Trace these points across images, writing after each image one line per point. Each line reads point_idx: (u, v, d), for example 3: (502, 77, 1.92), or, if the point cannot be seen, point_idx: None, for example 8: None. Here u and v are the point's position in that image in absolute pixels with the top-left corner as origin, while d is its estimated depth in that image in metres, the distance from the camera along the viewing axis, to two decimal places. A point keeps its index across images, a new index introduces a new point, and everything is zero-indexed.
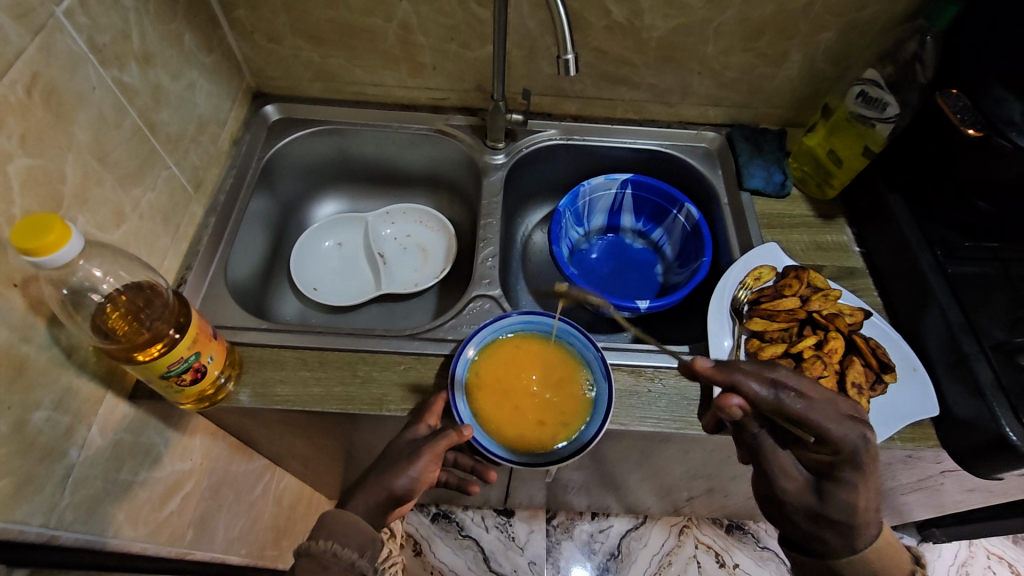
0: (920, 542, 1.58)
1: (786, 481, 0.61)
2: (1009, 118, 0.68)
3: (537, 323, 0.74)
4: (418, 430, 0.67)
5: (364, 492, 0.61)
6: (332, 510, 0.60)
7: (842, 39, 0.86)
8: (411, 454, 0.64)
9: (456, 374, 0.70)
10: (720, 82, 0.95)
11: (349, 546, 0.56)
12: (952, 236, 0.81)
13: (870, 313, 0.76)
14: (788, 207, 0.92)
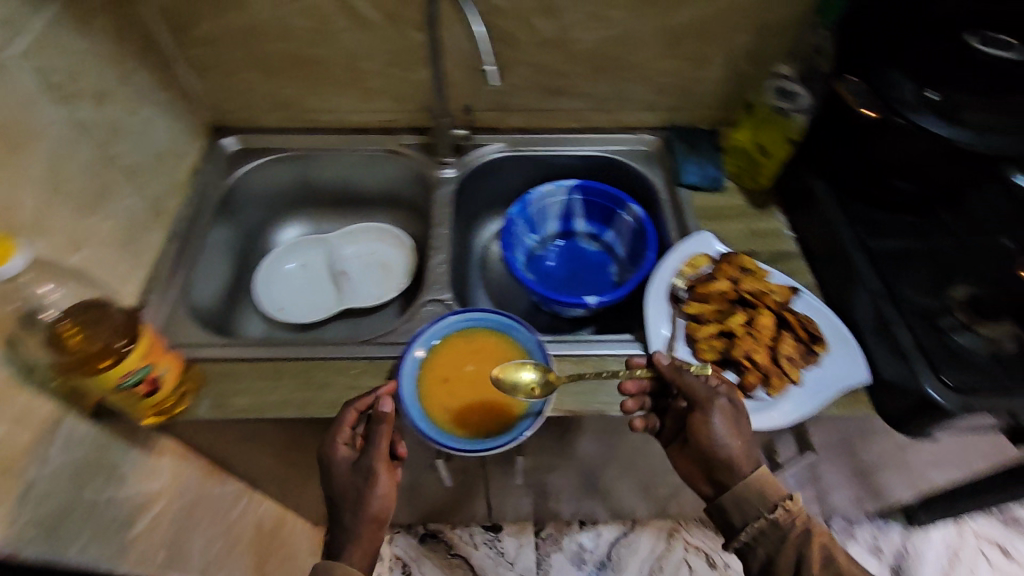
0: (907, 530, 1.60)
1: (716, 396, 0.68)
2: (902, 97, 0.75)
3: (516, 329, 0.77)
4: (339, 453, 0.68)
5: (349, 538, 0.65)
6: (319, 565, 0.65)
7: (757, 40, 0.93)
8: (362, 479, 0.66)
9: (422, 339, 0.75)
10: (652, 87, 1.01)
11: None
12: (871, 214, 0.87)
13: (796, 289, 0.81)
14: (723, 199, 0.98)
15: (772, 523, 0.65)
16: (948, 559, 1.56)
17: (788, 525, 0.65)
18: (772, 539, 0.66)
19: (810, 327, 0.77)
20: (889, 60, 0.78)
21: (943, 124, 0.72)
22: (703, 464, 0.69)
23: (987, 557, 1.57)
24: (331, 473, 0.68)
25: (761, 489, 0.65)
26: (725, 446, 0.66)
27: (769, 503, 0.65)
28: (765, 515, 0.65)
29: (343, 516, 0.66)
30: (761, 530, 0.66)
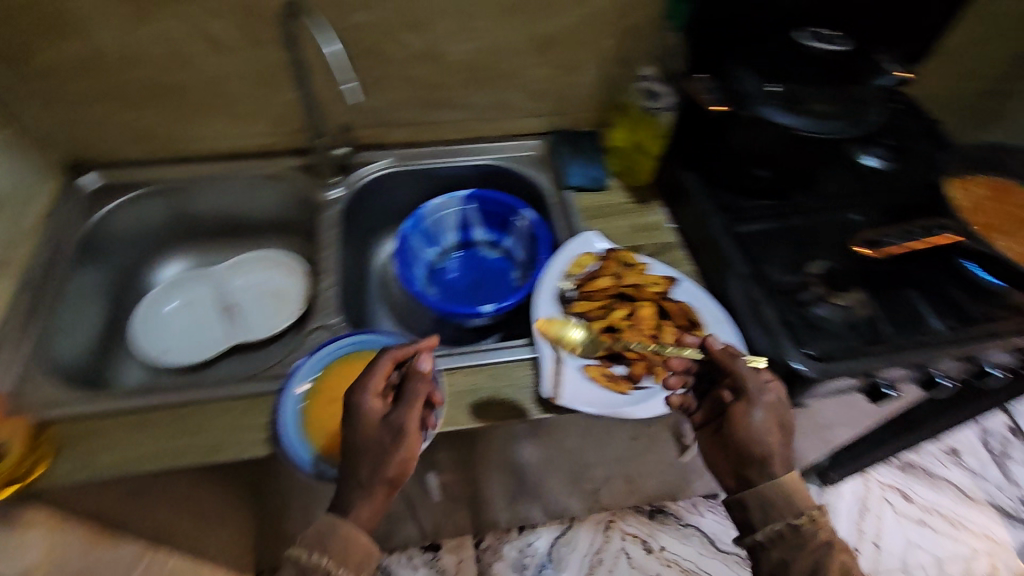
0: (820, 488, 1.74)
1: (766, 390, 0.66)
2: (743, 91, 0.80)
3: (406, 349, 0.77)
4: (370, 405, 0.63)
5: (359, 498, 0.60)
6: (321, 519, 0.60)
7: (622, 44, 0.97)
8: (392, 436, 0.61)
9: (309, 365, 0.74)
10: (529, 94, 1.03)
11: (345, 564, 0.59)
12: (737, 200, 0.92)
13: (674, 279, 0.85)
14: (607, 197, 1.02)
15: (793, 528, 0.63)
16: (859, 510, 1.69)
17: (811, 534, 0.63)
18: (790, 546, 0.63)
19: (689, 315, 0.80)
20: (733, 59, 0.84)
21: (794, 115, 0.77)
22: (730, 457, 0.67)
23: (892, 503, 1.71)
24: (360, 420, 0.62)
25: (796, 492, 0.63)
26: (764, 444, 0.64)
27: (796, 509, 0.63)
28: (791, 519, 0.63)
29: (355, 469, 0.60)
30: (780, 534, 0.63)
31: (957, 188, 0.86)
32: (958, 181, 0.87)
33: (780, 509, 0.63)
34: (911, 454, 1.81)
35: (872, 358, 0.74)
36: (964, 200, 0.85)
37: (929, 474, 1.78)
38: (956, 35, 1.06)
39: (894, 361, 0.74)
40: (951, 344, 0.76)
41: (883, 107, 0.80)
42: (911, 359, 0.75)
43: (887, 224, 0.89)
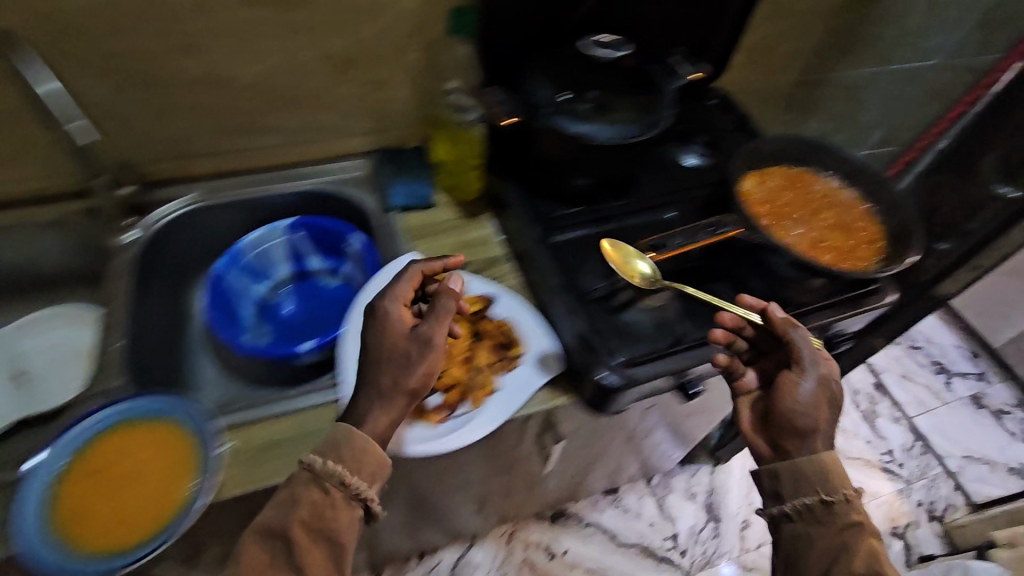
0: (714, 468, 1.89)
1: (818, 364, 0.68)
2: (536, 102, 0.80)
3: (179, 412, 0.71)
4: (416, 319, 0.68)
5: (377, 407, 0.64)
6: (340, 428, 0.63)
7: (429, 57, 0.93)
8: (417, 347, 0.65)
9: (64, 443, 0.67)
10: (343, 113, 0.97)
11: (358, 473, 0.61)
12: (557, 209, 0.91)
13: (492, 298, 0.84)
14: (433, 215, 0.99)
15: (826, 504, 0.65)
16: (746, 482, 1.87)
17: (838, 513, 0.64)
18: (815, 521, 0.65)
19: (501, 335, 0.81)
20: (531, 71, 0.84)
21: (604, 122, 0.80)
22: (771, 427, 0.71)
23: None
24: (389, 328, 0.67)
25: (837, 471, 0.65)
26: (807, 415, 0.67)
27: (834, 487, 0.64)
28: (821, 494, 0.65)
29: (378, 376, 0.64)
30: (808, 508, 0.65)
31: (752, 183, 0.89)
32: (753, 176, 0.90)
33: (796, 483, 0.66)
34: None
35: (680, 357, 0.77)
36: (758, 194, 0.88)
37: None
38: (753, 31, 1.11)
39: (700, 359, 0.77)
40: None
41: (672, 107, 0.85)
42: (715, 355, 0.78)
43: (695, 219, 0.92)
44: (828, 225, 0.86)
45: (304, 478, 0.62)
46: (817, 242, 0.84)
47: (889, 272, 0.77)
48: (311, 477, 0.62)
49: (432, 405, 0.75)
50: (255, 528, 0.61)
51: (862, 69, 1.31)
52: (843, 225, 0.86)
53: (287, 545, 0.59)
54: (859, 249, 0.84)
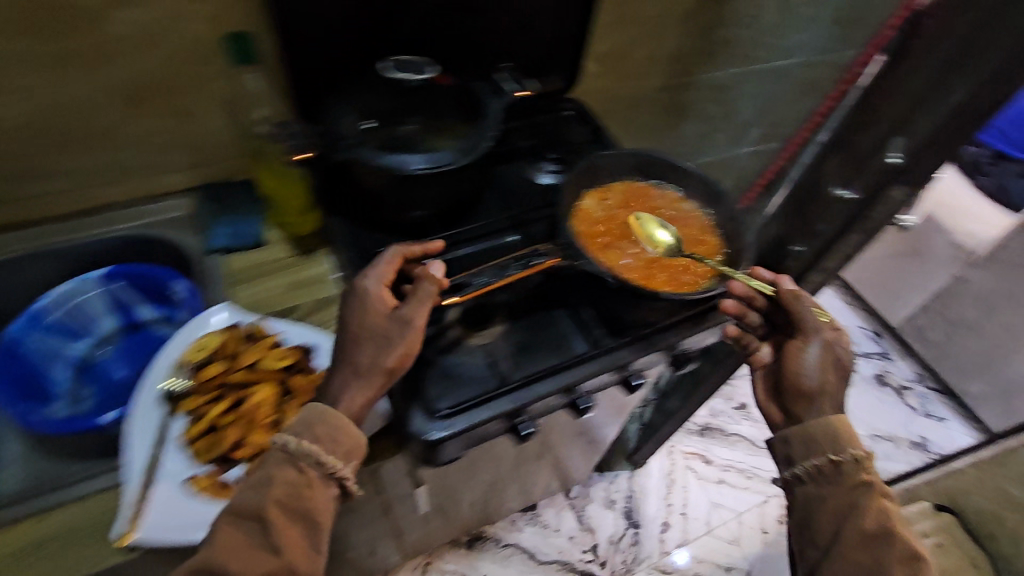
0: (633, 473, 1.87)
1: (822, 332, 0.77)
2: (336, 131, 0.76)
3: None
4: (383, 299, 0.68)
5: (354, 386, 0.64)
6: (316, 409, 0.64)
7: (235, 83, 0.84)
8: (399, 326, 0.66)
9: None
10: (148, 150, 0.87)
11: (332, 453, 0.63)
12: (389, 240, 0.85)
13: (311, 347, 0.77)
14: (265, 255, 0.90)
15: (830, 467, 0.73)
16: (666, 483, 1.87)
17: (847, 473, 0.72)
18: (827, 480, 0.73)
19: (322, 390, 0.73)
20: (340, 100, 0.79)
21: (415, 154, 0.76)
22: (782, 394, 0.79)
23: (694, 469, 1.91)
24: (367, 308, 0.67)
25: (832, 437, 0.73)
26: (812, 379, 0.76)
27: (839, 450, 0.72)
28: (829, 456, 0.73)
29: (355, 356, 0.65)
30: (817, 469, 0.73)
31: (592, 201, 0.86)
32: (593, 193, 0.87)
33: (802, 456, 0.75)
34: (707, 418, 2.03)
35: (500, 399, 0.72)
36: (596, 212, 0.85)
37: (725, 433, 2.00)
38: (601, 38, 1.07)
39: (524, 400, 0.72)
40: (581, 365, 0.77)
41: (498, 126, 0.79)
42: (540, 392, 0.73)
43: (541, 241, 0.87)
44: (668, 242, 0.83)
45: (281, 459, 0.63)
46: (653, 262, 0.81)
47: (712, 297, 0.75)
48: (287, 458, 0.63)
49: (233, 479, 0.67)
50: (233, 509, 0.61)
51: (725, 70, 1.30)
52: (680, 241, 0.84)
53: (265, 524, 0.60)
54: (693, 267, 0.82)
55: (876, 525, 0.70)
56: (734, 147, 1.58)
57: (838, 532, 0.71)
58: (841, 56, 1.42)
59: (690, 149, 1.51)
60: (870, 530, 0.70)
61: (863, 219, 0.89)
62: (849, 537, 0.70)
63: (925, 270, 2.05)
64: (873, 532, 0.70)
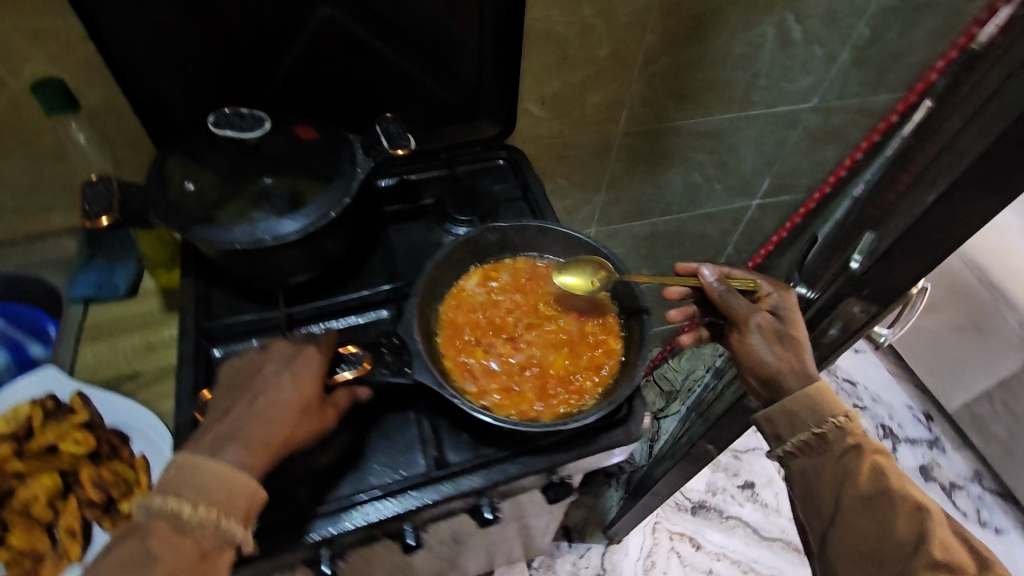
0: (606, 548, 1.62)
1: (755, 312, 0.68)
2: (163, 188, 0.65)
3: None
4: (289, 383, 0.58)
5: (210, 454, 0.54)
6: (206, 468, 0.52)
7: (98, 128, 0.75)
8: (282, 432, 0.56)
9: None
10: (19, 191, 0.80)
11: (232, 516, 0.52)
12: (242, 306, 0.75)
13: (124, 435, 0.69)
14: (129, 306, 0.82)
15: (817, 438, 0.64)
16: (644, 567, 1.61)
17: (836, 440, 0.63)
18: (816, 452, 0.64)
19: (112, 486, 0.66)
20: (186, 150, 0.68)
21: (242, 220, 0.65)
22: (750, 382, 0.70)
23: (681, 554, 1.64)
24: (273, 396, 0.57)
25: (813, 407, 0.64)
26: (769, 361, 0.66)
27: (819, 418, 0.63)
28: (813, 428, 0.63)
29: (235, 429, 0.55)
30: (806, 442, 0.64)
31: (474, 282, 0.74)
32: (479, 272, 0.75)
33: (789, 433, 0.65)
34: (703, 494, 1.74)
35: (325, 520, 0.61)
36: (475, 296, 0.73)
37: (722, 516, 1.71)
38: (542, 80, 0.92)
39: (324, 531, 0.61)
40: (412, 490, 0.64)
41: (357, 185, 0.69)
42: (349, 523, 0.61)
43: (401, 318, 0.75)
44: (551, 342, 0.71)
45: (166, 530, 0.50)
46: (525, 368, 0.69)
47: (579, 424, 0.61)
48: (176, 529, 0.51)
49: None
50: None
51: (715, 115, 1.11)
52: (570, 343, 0.71)
53: None
54: (580, 360, 0.69)
55: (875, 488, 0.60)
56: (736, 199, 1.36)
57: (838, 502, 0.62)
58: (868, 102, 1.19)
59: (682, 200, 1.31)
60: (872, 495, 0.60)
61: (818, 331, 0.71)
62: (849, 506, 0.61)
63: (989, 352, 1.64)
64: (875, 496, 0.60)
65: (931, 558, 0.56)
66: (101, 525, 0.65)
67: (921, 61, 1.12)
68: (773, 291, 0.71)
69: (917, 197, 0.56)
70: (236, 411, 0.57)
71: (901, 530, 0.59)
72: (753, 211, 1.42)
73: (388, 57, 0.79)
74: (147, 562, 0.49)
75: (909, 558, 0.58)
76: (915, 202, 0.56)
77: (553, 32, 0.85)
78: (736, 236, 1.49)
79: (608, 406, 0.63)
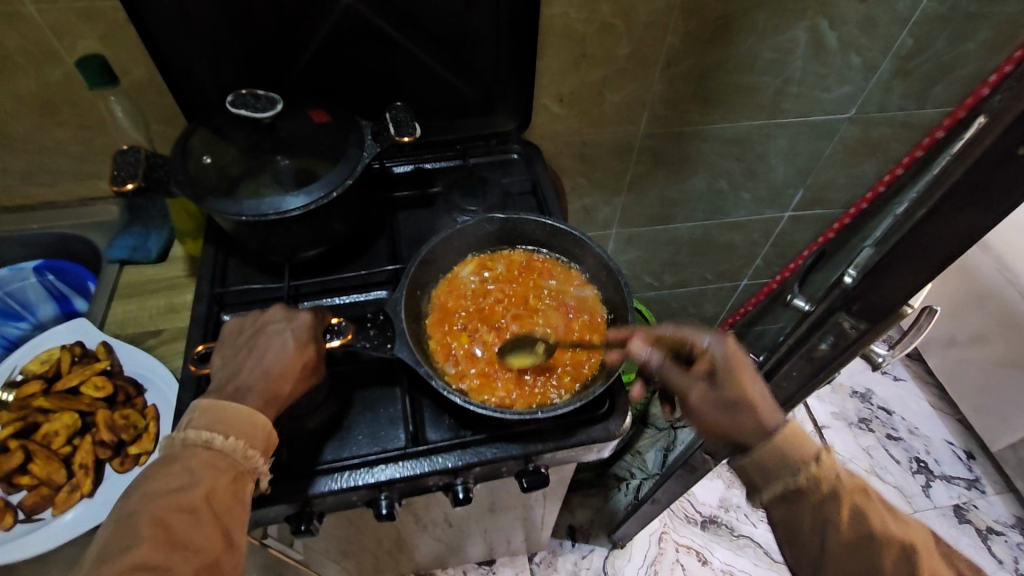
0: (610, 552, 1.59)
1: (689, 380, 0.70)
2: (185, 161, 0.70)
3: None
4: (281, 345, 0.62)
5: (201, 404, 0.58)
6: (230, 405, 0.58)
7: (141, 104, 0.82)
8: (267, 390, 0.60)
9: None
10: (72, 158, 0.88)
11: (255, 448, 0.58)
12: (255, 277, 0.80)
13: (138, 384, 0.76)
14: (157, 271, 0.89)
15: (793, 489, 0.62)
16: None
17: (812, 490, 0.60)
18: (794, 500, 0.62)
19: (122, 430, 0.72)
20: (211, 126, 0.74)
21: (253, 195, 0.70)
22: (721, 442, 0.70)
23: (685, 567, 1.58)
24: (264, 356, 0.62)
25: (781, 458, 0.62)
26: (717, 424, 0.67)
27: (792, 469, 0.61)
28: (785, 481, 0.62)
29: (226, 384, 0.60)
30: (784, 493, 0.62)
31: (469, 270, 0.77)
32: (474, 262, 0.78)
33: (765, 486, 0.63)
34: (714, 510, 1.70)
35: (330, 475, 0.66)
36: (468, 284, 0.76)
37: (733, 534, 1.66)
38: (561, 77, 0.93)
39: (304, 489, 0.64)
40: (389, 462, 0.67)
41: (361, 168, 0.73)
42: (327, 486, 0.65)
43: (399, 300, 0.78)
44: (536, 333, 0.73)
45: (202, 454, 0.56)
46: (505, 355, 0.71)
47: (547, 415, 0.63)
48: (212, 455, 0.56)
49: (16, 503, 0.70)
50: (155, 511, 0.52)
51: (743, 122, 1.09)
52: (555, 338, 0.73)
53: (194, 518, 0.53)
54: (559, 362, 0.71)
55: (857, 531, 0.59)
56: (767, 209, 1.33)
57: (824, 544, 0.61)
58: (912, 116, 1.14)
59: (708, 207, 1.28)
60: (856, 537, 0.59)
61: (810, 344, 0.69)
62: (834, 550, 0.60)
63: None
64: (859, 539, 0.59)
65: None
66: (110, 463, 0.71)
67: (973, 73, 1.07)
68: (707, 347, 0.69)
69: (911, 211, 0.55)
70: (241, 364, 0.62)
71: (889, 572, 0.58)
72: (784, 224, 1.38)
73: (406, 48, 0.84)
74: (186, 483, 0.54)
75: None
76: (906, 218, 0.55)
77: (571, 30, 0.87)
78: (766, 248, 1.45)
79: (578, 400, 0.65)
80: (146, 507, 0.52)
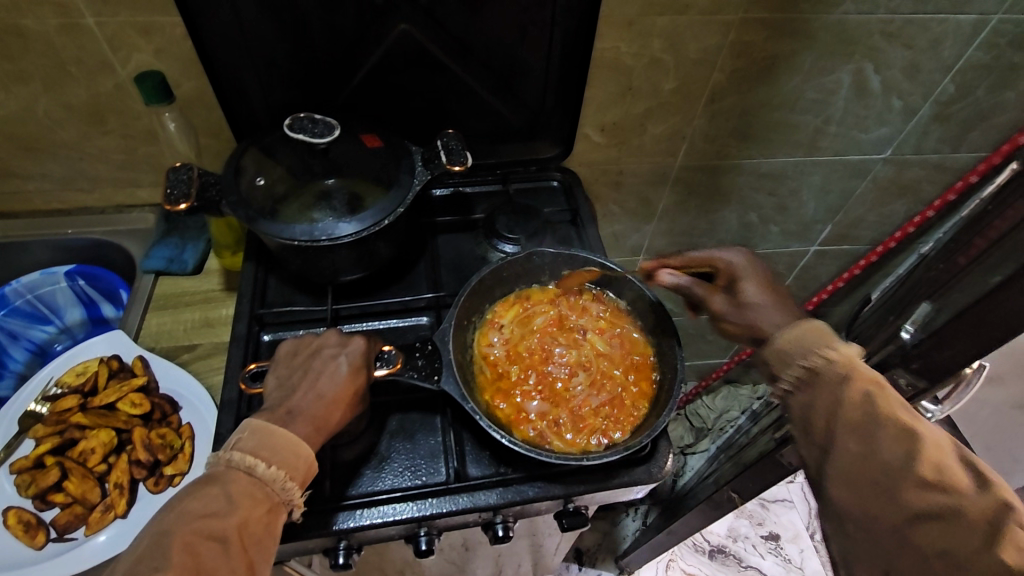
0: None
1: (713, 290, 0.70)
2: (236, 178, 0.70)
3: None
4: (333, 372, 0.61)
5: (246, 427, 0.56)
6: (280, 430, 0.55)
7: (189, 116, 0.81)
8: (315, 420, 0.58)
9: None
10: (112, 165, 0.87)
11: (295, 480, 0.55)
12: (297, 297, 0.80)
13: (175, 402, 0.77)
14: (194, 284, 0.89)
15: (809, 372, 0.60)
16: None
17: (825, 373, 0.59)
18: (811, 388, 0.60)
19: (159, 450, 0.73)
20: (261, 145, 0.73)
21: (306, 218, 0.69)
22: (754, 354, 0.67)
23: None
24: (313, 384, 0.60)
25: (802, 340, 0.61)
26: (745, 325, 0.67)
27: (806, 353, 0.60)
28: (801, 364, 0.60)
29: (272, 410, 0.58)
30: (799, 377, 0.60)
31: (506, 314, 0.77)
32: (509, 305, 0.78)
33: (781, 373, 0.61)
34: (722, 538, 1.57)
35: (365, 511, 0.64)
36: (497, 339, 0.76)
37: (741, 565, 1.53)
38: (604, 108, 0.93)
39: (341, 523, 0.63)
40: (430, 497, 0.66)
41: (413, 191, 0.72)
42: (368, 519, 0.64)
43: (440, 328, 0.78)
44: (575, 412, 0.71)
45: (244, 481, 0.52)
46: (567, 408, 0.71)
47: (593, 463, 0.62)
48: (253, 483, 0.53)
49: (48, 520, 0.71)
50: (187, 535, 0.48)
51: (778, 158, 1.09)
52: (605, 412, 0.71)
53: (226, 550, 0.49)
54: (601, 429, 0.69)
55: (865, 412, 0.56)
56: (792, 243, 1.32)
57: (830, 428, 0.58)
58: (947, 159, 1.14)
59: (735, 239, 1.28)
60: (860, 420, 0.56)
61: None
62: (837, 434, 0.57)
63: None
64: (862, 421, 0.56)
65: (919, 479, 0.52)
66: (145, 484, 0.72)
67: (1010, 121, 1.07)
68: (724, 259, 0.71)
69: (978, 278, 0.60)
70: (291, 390, 0.60)
71: (888, 458, 0.54)
72: (810, 257, 1.37)
73: (456, 73, 0.83)
74: (223, 510, 0.50)
75: (894, 482, 0.54)
76: (977, 283, 0.59)
77: (620, 63, 0.86)
78: (790, 280, 1.44)
79: (622, 450, 0.64)
80: (179, 530, 0.48)
